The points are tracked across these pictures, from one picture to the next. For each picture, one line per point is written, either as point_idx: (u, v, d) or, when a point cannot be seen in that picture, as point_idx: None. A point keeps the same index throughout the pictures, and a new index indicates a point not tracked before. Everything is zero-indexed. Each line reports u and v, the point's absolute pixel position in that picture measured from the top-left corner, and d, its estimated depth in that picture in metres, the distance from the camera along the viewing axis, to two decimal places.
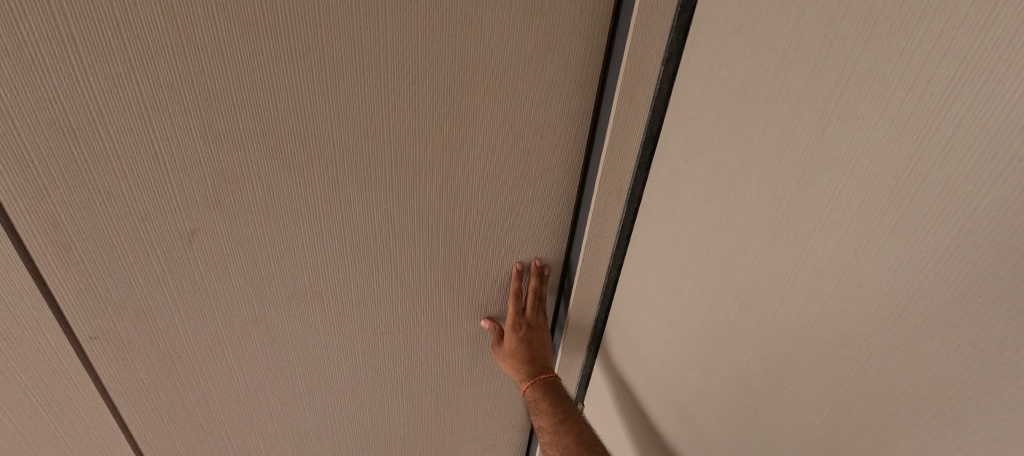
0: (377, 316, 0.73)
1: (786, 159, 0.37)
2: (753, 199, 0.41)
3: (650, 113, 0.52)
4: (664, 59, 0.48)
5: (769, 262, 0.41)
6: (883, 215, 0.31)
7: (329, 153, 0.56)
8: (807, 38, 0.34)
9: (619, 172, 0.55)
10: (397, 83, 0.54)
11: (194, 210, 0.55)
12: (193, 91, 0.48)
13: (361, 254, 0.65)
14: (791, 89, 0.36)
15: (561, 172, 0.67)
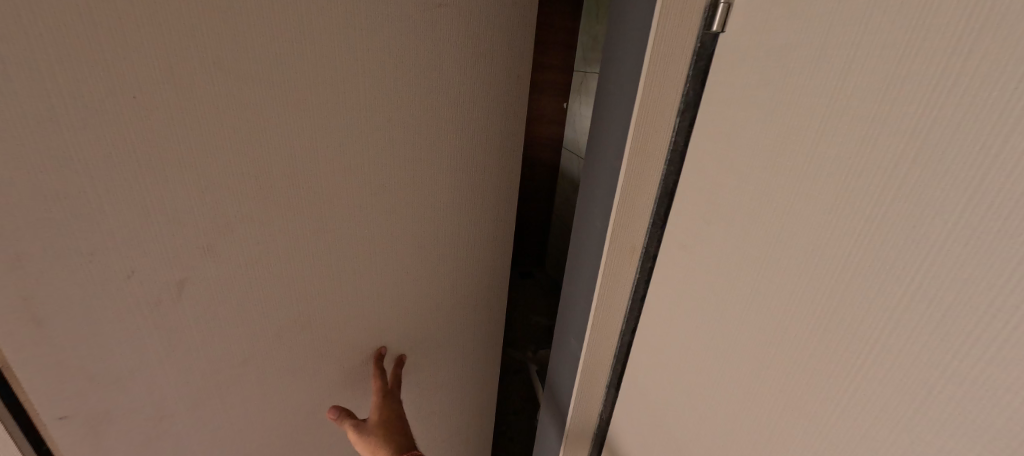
0: (359, 351, 0.69)
1: (767, 218, 0.33)
2: (744, 264, 0.36)
3: (664, 168, 0.45)
4: (679, 109, 0.42)
5: (752, 331, 0.36)
6: (871, 287, 0.26)
7: (302, 203, 0.52)
8: (796, 85, 0.30)
9: (633, 229, 0.48)
10: (368, 127, 0.53)
11: (177, 270, 0.52)
12: (182, 146, 0.46)
13: (340, 289, 0.62)
14: (775, 140, 0.32)
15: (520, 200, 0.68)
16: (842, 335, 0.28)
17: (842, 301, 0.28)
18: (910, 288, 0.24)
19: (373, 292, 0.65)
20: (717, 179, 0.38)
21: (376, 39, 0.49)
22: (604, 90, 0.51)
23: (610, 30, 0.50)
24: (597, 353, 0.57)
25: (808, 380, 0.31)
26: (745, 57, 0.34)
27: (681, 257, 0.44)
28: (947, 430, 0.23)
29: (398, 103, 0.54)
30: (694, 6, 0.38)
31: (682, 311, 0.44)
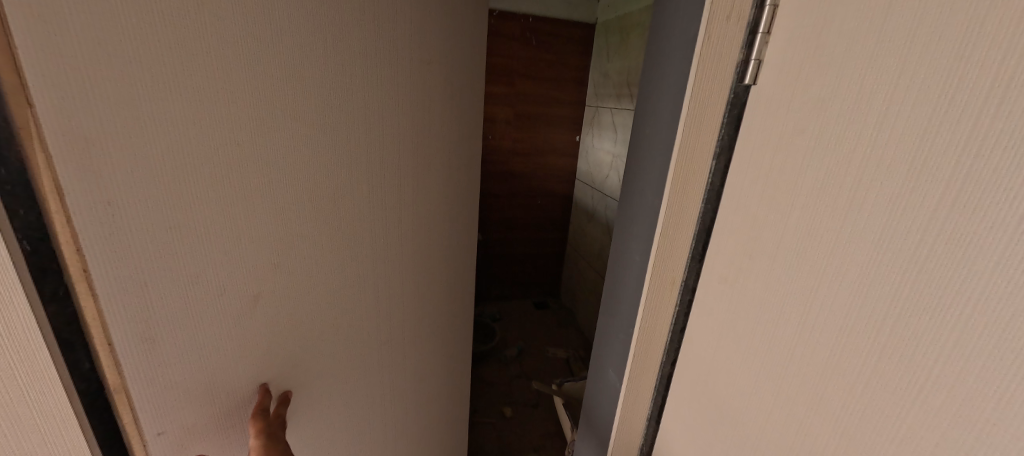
0: (383, 365, 0.74)
1: (785, 244, 0.38)
2: (768, 283, 0.40)
3: (702, 206, 0.47)
4: (715, 153, 0.45)
5: (769, 344, 0.40)
6: (880, 310, 0.30)
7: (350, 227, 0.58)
8: (817, 135, 0.34)
9: (673, 262, 0.51)
10: (387, 155, 0.61)
11: None
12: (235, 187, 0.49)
13: (378, 305, 0.68)
14: (793, 179, 0.37)
15: (450, 196, 0.85)
16: (863, 344, 0.31)
17: (860, 312, 0.32)
18: (920, 295, 0.28)
19: (396, 298, 0.73)
20: (760, 216, 0.40)
21: (396, 84, 0.59)
22: (642, 133, 0.56)
23: (648, 79, 0.55)
24: (638, 383, 0.58)
25: (836, 393, 0.34)
26: (781, 106, 0.38)
27: (723, 290, 0.45)
28: (950, 433, 0.27)
29: (405, 133, 0.64)
30: (728, 62, 0.42)
31: (725, 343, 0.45)
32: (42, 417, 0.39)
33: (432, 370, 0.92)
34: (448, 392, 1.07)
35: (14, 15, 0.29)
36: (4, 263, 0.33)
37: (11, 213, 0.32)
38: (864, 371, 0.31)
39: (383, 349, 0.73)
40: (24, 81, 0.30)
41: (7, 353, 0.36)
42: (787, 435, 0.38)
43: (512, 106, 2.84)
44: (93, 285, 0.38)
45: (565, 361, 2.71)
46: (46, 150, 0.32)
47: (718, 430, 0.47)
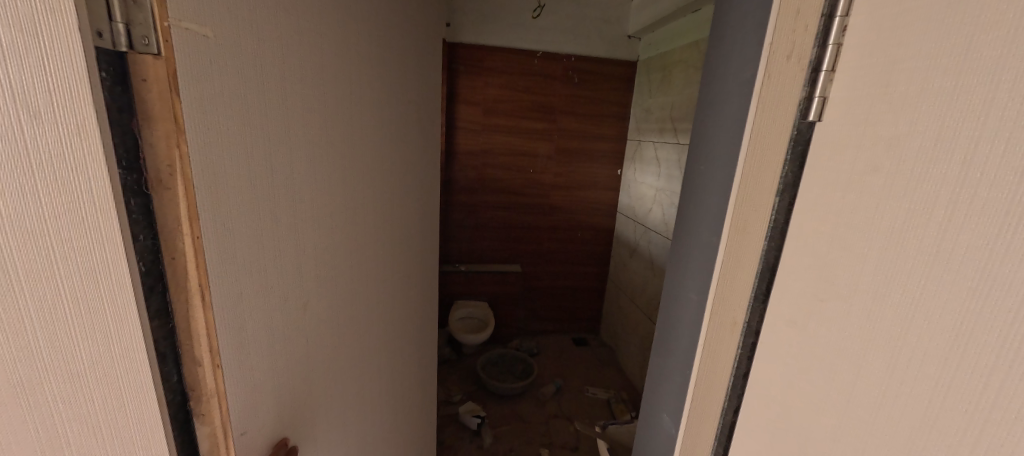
0: (351, 372, 0.79)
1: (862, 286, 0.36)
2: (841, 327, 0.37)
3: (765, 244, 0.45)
4: (779, 189, 0.43)
5: (846, 393, 0.37)
6: (991, 360, 0.28)
7: (328, 237, 0.66)
8: (895, 174, 0.33)
9: (733, 302, 0.49)
10: (349, 171, 0.72)
11: (284, 323, 0.57)
12: (277, 214, 0.54)
13: (348, 306, 0.75)
14: (867, 219, 0.35)
15: (394, 208, 0.96)
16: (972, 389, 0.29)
17: (970, 366, 0.29)
18: (1000, 325, 0.28)
19: (360, 309, 0.80)
20: (831, 257, 0.38)
21: (352, 112, 0.71)
22: (697, 169, 0.56)
23: (702, 117, 0.55)
24: (698, 430, 0.54)
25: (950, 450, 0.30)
26: (851, 144, 0.36)
27: (791, 335, 0.42)
28: None
29: (361, 151, 0.76)
30: (789, 101, 0.42)
31: (794, 393, 0.42)
32: (135, 433, 0.42)
33: (388, 370, 1.00)
34: (402, 397, 1.14)
35: (178, 75, 0.38)
36: (125, 284, 0.38)
37: (139, 237, 0.38)
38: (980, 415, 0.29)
39: (354, 356, 0.80)
40: (182, 128, 0.39)
41: (115, 370, 0.39)
42: None
43: (551, 141, 2.89)
44: (207, 300, 0.43)
45: (606, 402, 2.59)
46: (190, 182, 0.40)
47: None
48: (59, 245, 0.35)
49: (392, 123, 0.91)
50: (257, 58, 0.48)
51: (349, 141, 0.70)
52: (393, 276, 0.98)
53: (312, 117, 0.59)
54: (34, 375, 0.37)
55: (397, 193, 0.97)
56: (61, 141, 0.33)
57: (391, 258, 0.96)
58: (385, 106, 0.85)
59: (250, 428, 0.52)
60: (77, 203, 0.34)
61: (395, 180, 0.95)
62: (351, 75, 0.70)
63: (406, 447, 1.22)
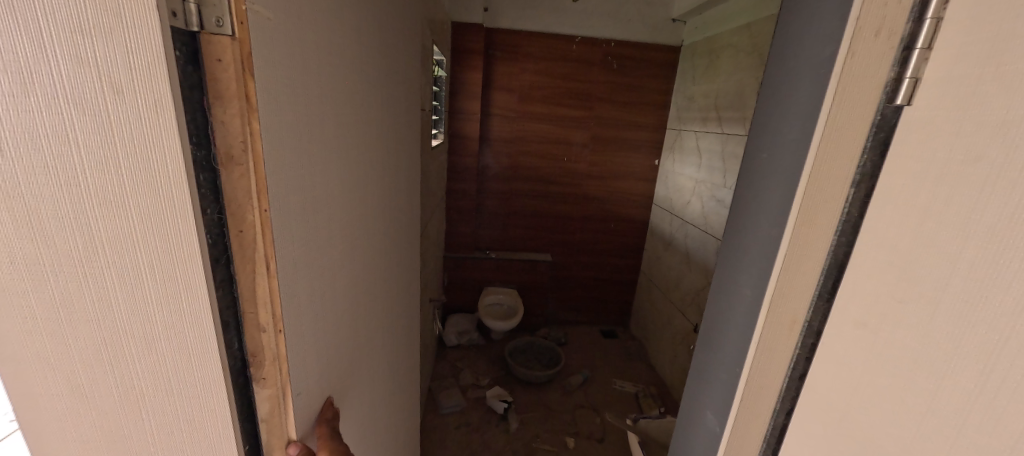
0: (366, 347, 0.82)
1: (951, 284, 0.33)
2: (920, 328, 0.35)
3: (834, 238, 0.42)
4: (854, 180, 0.40)
5: (923, 399, 0.34)
6: None
7: (350, 217, 0.69)
8: (1004, 162, 0.30)
9: (795, 298, 0.46)
10: (365, 151, 0.74)
11: (321, 297, 0.60)
12: (316, 192, 0.56)
13: (363, 282, 0.78)
14: (963, 212, 0.32)
15: (397, 188, 0.99)
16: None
17: None
18: None
19: (370, 285, 0.84)
20: (914, 255, 0.35)
21: (370, 94, 0.73)
22: (757, 158, 0.53)
23: (767, 102, 0.52)
24: (745, 430, 0.52)
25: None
26: (948, 131, 0.33)
27: (860, 339, 0.39)
28: None
29: (375, 131, 0.78)
30: (874, 85, 0.38)
31: (859, 399, 0.39)
32: (202, 394, 0.46)
33: (390, 348, 1.03)
34: (398, 375, 1.17)
35: (251, 57, 0.40)
36: (195, 252, 0.40)
37: (207, 211, 0.41)
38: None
39: (366, 330, 0.83)
40: (255, 107, 0.41)
41: (185, 333, 0.43)
42: None
43: (588, 129, 2.83)
44: (271, 269, 0.47)
45: (633, 395, 2.57)
46: (259, 159, 0.43)
47: None
48: (137, 214, 0.38)
49: (397, 105, 0.93)
50: (298, 39, 0.49)
51: (361, 120, 0.70)
52: (394, 254, 1.02)
53: (337, 97, 0.60)
54: (114, 328, 0.42)
55: (400, 174, 0.99)
56: (141, 116, 0.36)
57: (393, 237, 0.99)
58: (391, 89, 0.87)
59: (303, 389, 0.57)
60: (154, 175, 0.37)
61: (398, 162, 0.97)
62: (367, 58, 0.71)
63: (402, 424, 1.26)
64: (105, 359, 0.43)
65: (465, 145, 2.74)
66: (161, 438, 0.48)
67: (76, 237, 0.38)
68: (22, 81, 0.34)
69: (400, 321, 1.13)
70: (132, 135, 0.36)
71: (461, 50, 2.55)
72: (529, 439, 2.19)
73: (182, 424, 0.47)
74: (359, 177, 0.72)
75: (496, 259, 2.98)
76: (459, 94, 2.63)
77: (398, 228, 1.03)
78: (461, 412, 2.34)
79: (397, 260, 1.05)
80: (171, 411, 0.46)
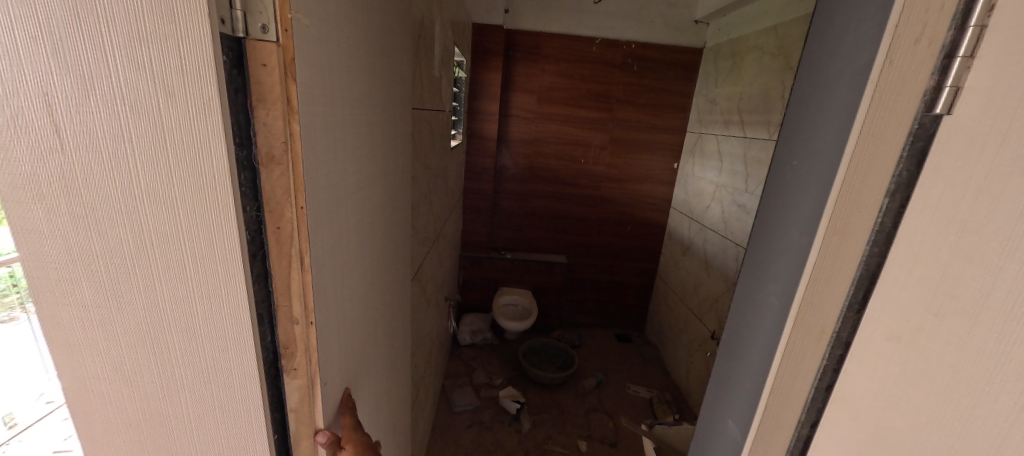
0: (378, 341, 0.84)
1: (992, 299, 0.32)
2: (961, 345, 0.34)
3: (866, 248, 0.41)
4: (889, 190, 0.39)
5: (960, 416, 0.34)
6: None
7: (368, 214, 0.71)
8: None
9: (823, 307, 0.45)
10: (382, 150, 0.76)
11: (343, 291, 0.62)
12: (342, 189, 0.58)
13: (378, 278, 0.80)
14: (1005, 225, 0.32)
15: (406, 186, 1.01)
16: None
17: None
18: None
19: (384, 281, 0.85)
20: (953, 267, 0.34)
21: (385, 94, 0.75)
22: (788, 165, 0.53)
23: (800, 109, 0.52)
24: (767, 439, 0.52)
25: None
26: (995, 140, 0.32)
27: (892, 352, 0.39)
28: None
29: (390, 131, 0.80)
30: (912, 92, 0.38)
31: (890, 414, 0.38)
32: (236, 384, 0.48)
33: (399, 345, 1.05)
34: (406, 371, 1.18)
35: (293, 61, 0.42)
36: (235, 247, 0.42)
37: (246, 209, 0.44)
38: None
39: (380, 325, 0.85)
40: (295, 109, 0.43)
41: (222, 325, 0.45)
42: None
43: (607, 131, 2.82)
44: (305, 265, 0.49)
45: (647, 401, 2.55)
46: (298, 159, 0.44)
47: None
48: (181, 210, 0.40)
49: (407, 105, 0.95)
50: (330, 39, 0.50)
51: (376, 118, 0.71)
52: (405, 252, 1.03)
53: (357, 97, 0.61)
54: (160, 318, 0.44)
55: (408, 173, 1.00)
56: (190, 117, 0.38)
57: (403, 235, 1.01)
58: (403, 89, 0.88)
59: (329, 379, 0.59)
60: (200, 174, 0.39)
61: (407, 160, 0.99)
62: (384, 60, 0.73)
63: (406, 420, 1.28)
64: (150, 347, 0.45)
65: (482, 145, 2.76)
66: (196, 425, 0.50)
67: (126, 232, 0.40)
68: (82, 85, 0.36)
69: (408, 317, 1.15)
70: (181, 136, 0.38)
71: (481, 50, 2.56)
72: (540, 440, 2.19)
73: (216, 413, 0.49)
74: (375, 175, 0.73)
75: (510, 259, 2.99)
76: (478, 95, 2.65)
77: (408, 226, 1.05)
78: (474, 411, 2.36)
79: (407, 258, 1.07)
80: (205, 399, 0.48)
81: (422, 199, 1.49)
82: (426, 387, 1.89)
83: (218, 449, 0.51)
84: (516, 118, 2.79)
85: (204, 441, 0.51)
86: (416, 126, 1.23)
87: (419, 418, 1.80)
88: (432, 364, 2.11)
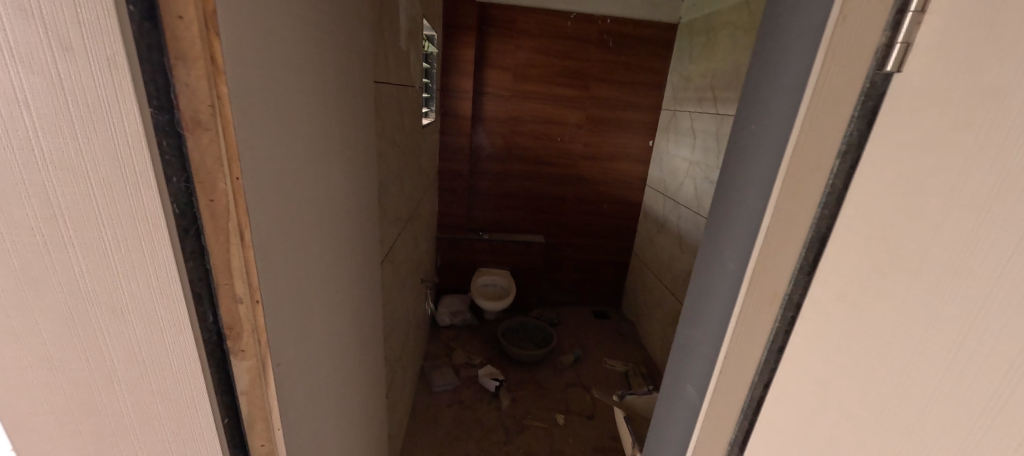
0: (343, 321, 0.82)
1: (931, 256, 0.32)
2: (901, 303, 0.34)
3: (817, 211, 0.41)
4: (839, 151, 0.39)
5: (897, 369, 0.34)
6: None
7: (325, 189, 0.68)
8: (987, 129, 0.29)
9: (776, 272, 0.45)
10: (339, 121, 0.73)
11: (297, 268, 0.59)
12: (289, 160, 0.55)
13: (340, 256, 0.78)
14: (942, 183, 0.32)
15: (371, 162, 0.97)
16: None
17: None
18: None
19: (348, 259, 0.83)
20: (895, 227, 0.34)
21: (340, 62, 0.71)
22: (742, 130, 0.52)
23: (758, 72, 0.50)
24: (722, 402, 0.52)
25: (1018, 444, 0.28)
26: (939, 96, 0.32)
27: (837, 311, 0.39)
28: None
29: (348, 102, 0.76)
30: (866, 48, 0.37)
31: (836, 371, 0.39)
32: (176, 368, 0.45)
33: (368, 327, 1.03)
34: (378, 352, 1.17)
35: (214, 14, 0.38)
36: (160, 220, 0.39)
37: (173, 180, 0.40)
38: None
39: (345, 304, 0.83)
40: (221, 69, 0.40)
41: (154, 306, 0.42)
42: None
43: (583, 109, 2.80)
44: (245, 239, 0.46)
45: (623, 375, 2.62)
46: (229, 124, 0.42)
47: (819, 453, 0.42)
48: (95, 181, 0.37)
49: (368, 77, 0.90)
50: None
51: (329, 89, 0.67)
52: (371, 232, 1.00)
53: (304, 64, 0.57)
54: (84, 300, 0.41)
55: (371, 149, 0.97)
56: (96, 76, 0.34)
57: (369, 214, 0.98)
58: (361, 59, 0.84)
59: (283, 360, 0.57)
60: (112, 142, 0.36)
61: (370, 136, 0.95)
62: (336, 25, 0.69)
63: (380, 402, 1.27)
64: (76, 333, 0.42)
65: (457, 124, 2.70)
66: (138, 413, 0.47)
67: (34, 209, 0.37)
68: None
69: (378, 297, 1.12)
70: (86, 98, 0.34)
71: (453, 25, 2.48)
72: (519, 416, 2.22)
73: (156, 398, 0.46)
74: (331, 148, 0.70)
75: (488, 240, 2.98)
76: (451, 72, 2.57)
77: (374, 204, 1.01)
78: (453, 390, 2.37)
79: (374, 237, 1.04)
80: (143, 384, 0.46)
81: (392, 178, 1.45)
82: (403, 368, 1.88)
83: (164, 436, 0.49)
84: (491, 95, 2.73)
85: (149, 429, 0.48)
86: (381, 101, 1.18)
87: (397, 399, 1.79)
88: (410, 346, 2.10)
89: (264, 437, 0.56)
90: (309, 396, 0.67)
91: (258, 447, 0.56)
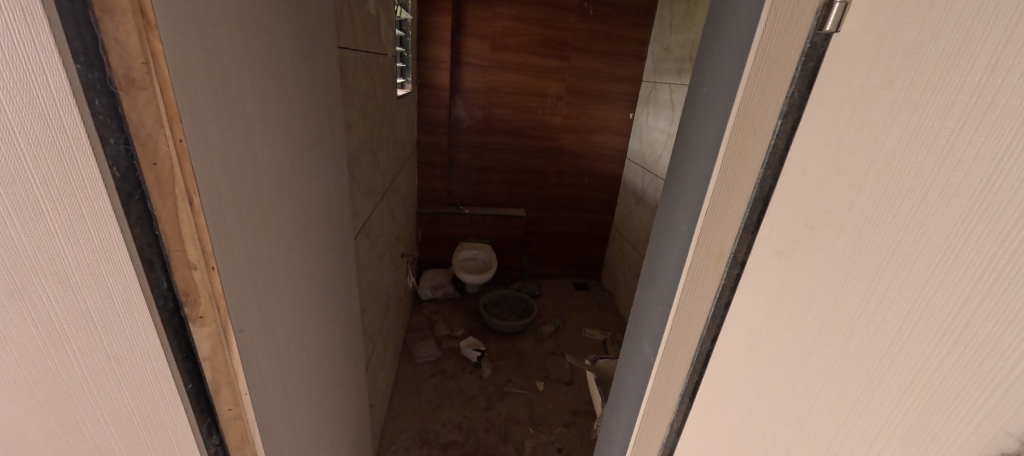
0: (311, 291, 0.82)
1: (854, 209, 0.34)
2: (828, 256, 0.36)
3: (761, 172, 0.43)
4: (782, 112, 0.41)
5: (822, 316, 0.37)
6: (950, 272, 0.28)
7: (284, 157, 0.67)
8: (909, 87, 0.30)
9: (722, 231, 0.47)
10: (296, 87, 0.70)
11: (254, 236, 0.58)
12: (238, 124, 0.53)
13: (305, 227, 0.77)
14: (866, 141, 0.33)
15: (337, 131, 0.95)
16: (937, 322, 0.29)
17: (942, 285, 0.29)
18: (977, 243, 0.27)
19: (314, 230, 0.82)
20: (827, 185, 0.36)
21: (292, 24, 0.68)
22: (694, 94, 0.53)
23: (708, 34, 0.50)
24: (674, 356, 0.55)
25: (910, 381, 0.31)
26: (871, 54, 0.33)
27: (776, 265, 0.42)
28: None
29: (305, 66, 0.74)
30: (807, 8, 0.37)
31: (774, 319, 0.42)
32: (132, 334, 0.45)
33: (341, 299, 1.04)
34: (354, 324, 1.18)
35: None
36: (100, 183, 0.38)
37: (110, 141, 0.38)
38: (943, 349, 0.29)
39: (313, 273, 0.83)
40: (153, 23, 0.38)
41: (103, 272, 0.41)
42: (842, 403, 0.35)
43: (563, 80, 2.76)
44: (195, 204, 0.45)
45: (601, 343, 2.70)
46: (167, 82, 0.40)
47: (758, 398, 0.45)
48: (26, 141, 0.35)
49: (328, 41, 0.87)
50: None
51: (283, 52, 0.65)
52: (340, 203, 0.99)
53: (248, 23, 0.54)
54: (27, 269, 0.40)
55: (337, 118, 0.94)
56: (13, 29, 0.32)
57: (337, 185, 0.96)
58: (319, 23, 0.81)
59: (246, 327, 0.57)
60: (40, 100, 0.34)
61: (334, 104, 0.92)
62: None
63: (358, 372, 1.28)
64: (21, 303, 0.41)
65: (434, 95, 2.64)
66: (97, 378, 0.47)
67: None
68: None
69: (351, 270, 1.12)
70: (5, 53, 0.33)
71: None
72: (501, 384, 2.29)
73: (113, 364, 0.46)
74: (289, 115, 0.68)
75: (468, 214, 2.97)
76: (427, 40, 2.49)
77: (342, 175, 1.00)
78: (435, 361, 2.41)
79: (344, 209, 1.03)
80: (99, 351, 0.46)
81: (364, 151, 1.42)
82: (383, 342, 1.90)
83: (128, 401, 0.49)
84: (469, 65, 2.66)
85: (111, 393, 0.49)
86: (347, 68, 1.14)
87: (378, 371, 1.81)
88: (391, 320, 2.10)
89: (231, 402, 0.57)
90: (274, 364, 0.67)
91: (225, 411, 0.57)
